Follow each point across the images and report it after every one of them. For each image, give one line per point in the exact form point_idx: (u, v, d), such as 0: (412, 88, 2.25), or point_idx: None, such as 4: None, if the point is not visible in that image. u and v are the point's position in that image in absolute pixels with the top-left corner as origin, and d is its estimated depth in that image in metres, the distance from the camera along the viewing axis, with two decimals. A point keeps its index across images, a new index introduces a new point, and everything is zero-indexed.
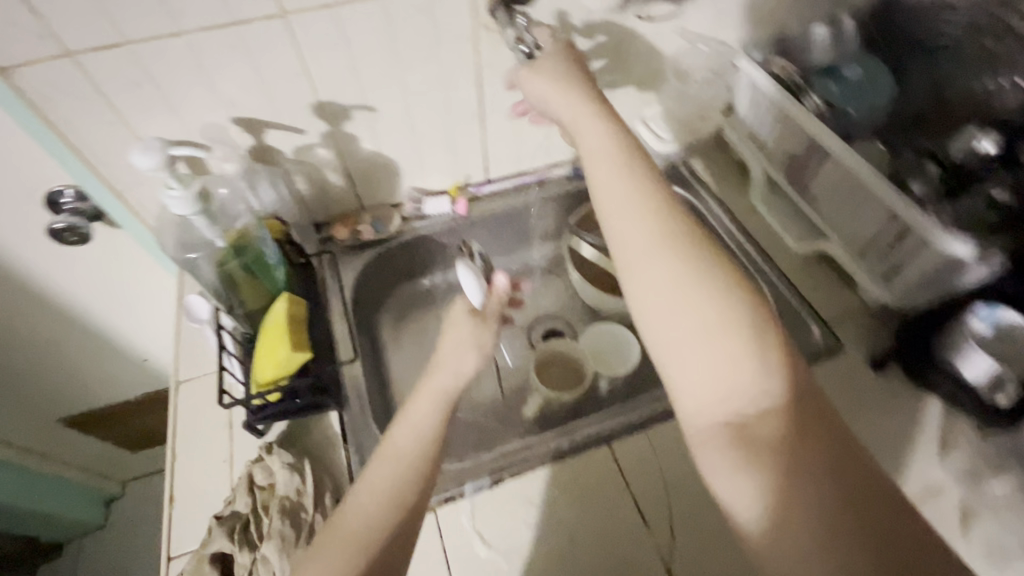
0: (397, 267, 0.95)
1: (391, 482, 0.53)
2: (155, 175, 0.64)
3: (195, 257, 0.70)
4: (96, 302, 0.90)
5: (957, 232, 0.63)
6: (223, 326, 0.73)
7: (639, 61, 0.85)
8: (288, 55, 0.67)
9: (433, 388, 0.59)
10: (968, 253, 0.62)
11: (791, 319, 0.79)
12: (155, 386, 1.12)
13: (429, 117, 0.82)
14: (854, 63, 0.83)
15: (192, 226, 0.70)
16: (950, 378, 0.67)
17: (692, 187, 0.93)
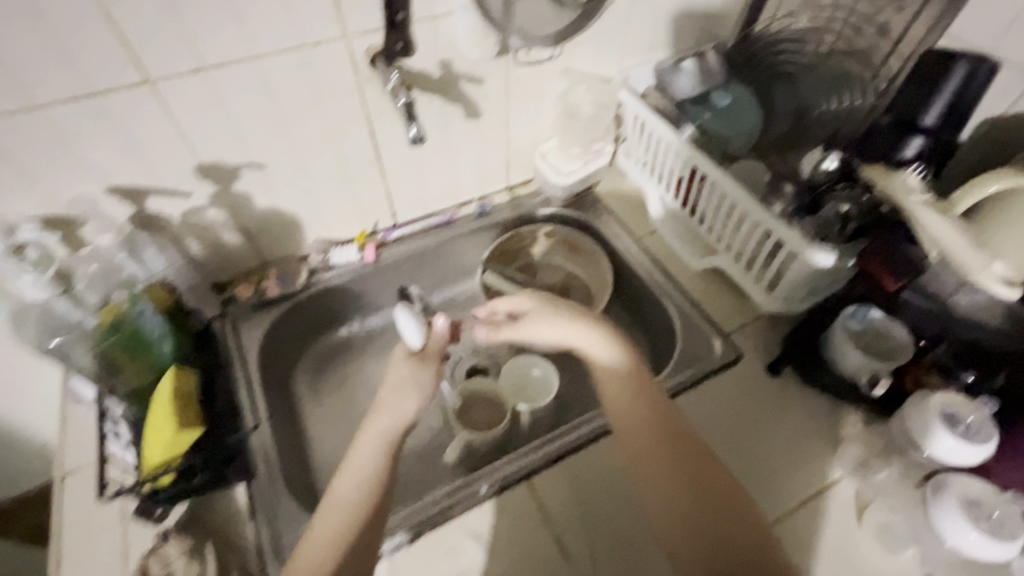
0: (311, 320, 0.93)
1: (342, 519, 0.60)
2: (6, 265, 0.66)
3: (58, 343, 0.69)
4: None
5: (819, 242, 0.66)
6: (106, 412, 0.69)
7: (528, 100, 0.89)
8: (159, 119, 0.65)
9: (375, 431, 0.68)
10: (830, 260, 0.65)
11: (695, 334, 0.83)
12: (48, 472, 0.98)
13: (324, 168, 0.82)
14: (724, 91, 0.89)
15: (53, 312, 0.70)
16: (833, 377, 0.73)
17: (598, 218, 0.99)
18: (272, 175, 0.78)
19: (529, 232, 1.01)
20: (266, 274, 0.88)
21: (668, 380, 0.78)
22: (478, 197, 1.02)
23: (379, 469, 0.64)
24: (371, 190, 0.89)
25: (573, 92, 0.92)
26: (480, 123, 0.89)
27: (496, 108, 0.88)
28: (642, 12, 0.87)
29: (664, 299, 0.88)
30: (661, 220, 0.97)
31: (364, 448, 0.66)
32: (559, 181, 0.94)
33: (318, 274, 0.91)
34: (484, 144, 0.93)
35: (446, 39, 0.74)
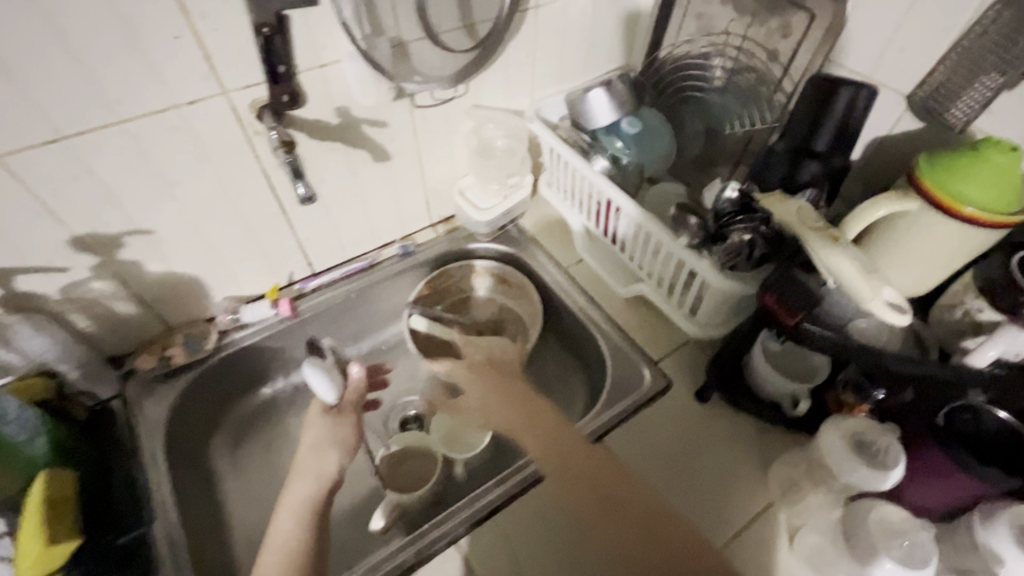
0: (226, 382, 0.87)
1: None
2: None
3: None
4: None
5: (728, 271, 0.67)
6: None
7: (439, 139, 0.87)
8: (17, 196, 0.59)
9: (292, 500, 0.68)
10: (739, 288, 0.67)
11: (623, 364, 0.83)
12: None
13: (222, 227, 0.77)
14: (635, 118, 0.90)
15: None
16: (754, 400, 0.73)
17: (522, 249, 0.98)
18: (163, 240, 0.73)
19: (455, 269, 0.99)
20: (171, 341, 0.82)
21: (598, 417, 0.76)
22: (400, 237, 0.98)
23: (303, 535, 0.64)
24: (281, 244, 0.85)
25: (485, 127, 0.91)
26: (391, 165, 0.86)
27: (405, 150, 0.85)
28: (546, 45, 0.87)
29: (592, 329, 0.88)
30: (586, 248, 0.96)
31: (285, 517, 0.66)
32: (481, 218, 0.92)
33: (229, 335, 0.86)
34: (398, 186, 0.90)
35: (339, 86, 0.71)
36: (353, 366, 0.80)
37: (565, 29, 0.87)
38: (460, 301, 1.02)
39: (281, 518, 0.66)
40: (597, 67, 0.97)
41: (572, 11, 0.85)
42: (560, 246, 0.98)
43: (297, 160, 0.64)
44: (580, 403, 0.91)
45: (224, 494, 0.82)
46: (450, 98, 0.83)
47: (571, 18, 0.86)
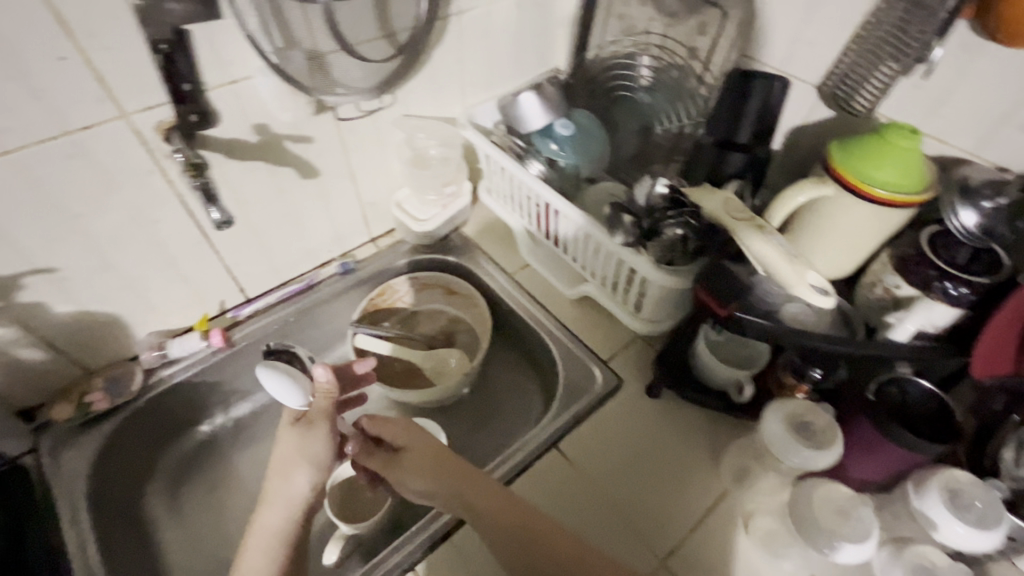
0: (158, 423, 0.82)
1: None
2: None
3: None
4: None
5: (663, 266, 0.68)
6: None
7: (370, 151, 0.85)
8: None
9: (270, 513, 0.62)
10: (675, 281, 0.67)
11: (574, 366, 0.83)
12: None
13: (137, 258, 0.72)
14: (569, 120, 0.90)
15: None
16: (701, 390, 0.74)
17: (465, 257, 0.97)
18: (70, 279, 0.67)
19: (400, 283, 0.96)
20: (90, 386, 0.76)
21: (552, 423, 0.76)
22: (339, 254, 0.95)
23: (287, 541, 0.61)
24: (207, 271, 0.80)
25: (418, 137, 0.89)
26: (321, 182, 0.83)
27: (335, 165, 0.82)
28: (472, 51, 0.86)
29: (541, 333, 0.87)
30: (530, 253, 0.95)
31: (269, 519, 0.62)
32: (420, 228, 0.90)
33: (157, 373, 0.80)
34: (331, 202, 0.87)
35: (254, 103, 0.68)
36: (317, 367, 0.65)
37: (491, 33, 0.86)
38: (407, 316, 1.00)
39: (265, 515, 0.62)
40: (528, 70, 0.97)
41: (496, 17, 0.84)
42: (505, 251, 0.97)
43: (208, 183, 0.61)
44: (536, 408, 0.90)
45: (165, 540, 0.77)
46: (376, 110, 0.81)
47: (495, 23, 0.85)
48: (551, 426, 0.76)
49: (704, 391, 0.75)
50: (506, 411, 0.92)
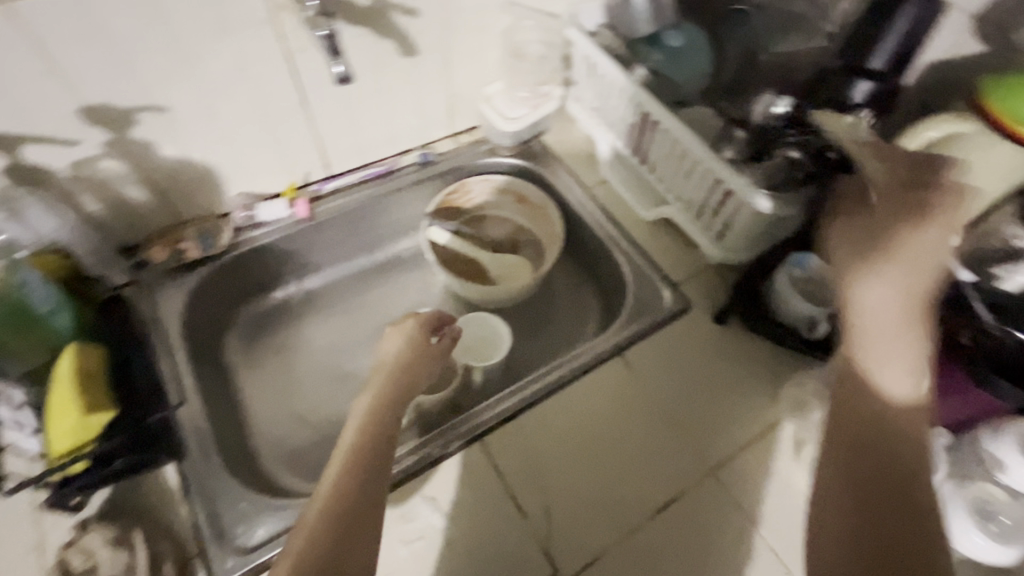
0: (238, 282, 0.85)
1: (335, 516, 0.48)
2: None
3: None
4: None
5: (762, 188, 0.68)
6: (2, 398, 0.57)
7: (471, 37, 0.82)
8: (28, 51, 0.55)
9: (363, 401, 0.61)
10: (770, 206, 0.67)
11: (645, 286, 0.83)
12: None
13: (239, 113, 0.72)
14: (676, 32, 0.85)
15: None
16: (771, 322, 0.75)
17: (544, 166, 0.96)
18: (179, 121, 0.68)
19: (475, 183, 0.95)
20: (182, 235, 0.78)
21: (616, 334, 0.78)
22: (420, 145, 0.95)
23: (383, 420, 0.58)
24: (299, 139, 0.80)
25: (520, 31, 0.85)
26: (418, 63, 0.81)
27: (436, 46, 0.80)
28: None
29: (611, 249, 0.88)
30: (610, 170, 0.94)
31: (359, 409, 0.60)
32: (507, 126, 0.89)
33: (244, 233, 0.82)
34: (422, 87, 0.85)
35: None
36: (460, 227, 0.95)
37: None
38: (473, 218, 0.99)
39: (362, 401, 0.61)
40: None
41: None
42: (585, 166, 0.96)
43: (333, 35, 0.58)
44: (593, 324, 0.92)
45: (238, 387, 0.83)
46: None
47: None
48: (613, 337, 0.77)
49: (773, 322, 0.75)
50: (563, 323, 0.93)
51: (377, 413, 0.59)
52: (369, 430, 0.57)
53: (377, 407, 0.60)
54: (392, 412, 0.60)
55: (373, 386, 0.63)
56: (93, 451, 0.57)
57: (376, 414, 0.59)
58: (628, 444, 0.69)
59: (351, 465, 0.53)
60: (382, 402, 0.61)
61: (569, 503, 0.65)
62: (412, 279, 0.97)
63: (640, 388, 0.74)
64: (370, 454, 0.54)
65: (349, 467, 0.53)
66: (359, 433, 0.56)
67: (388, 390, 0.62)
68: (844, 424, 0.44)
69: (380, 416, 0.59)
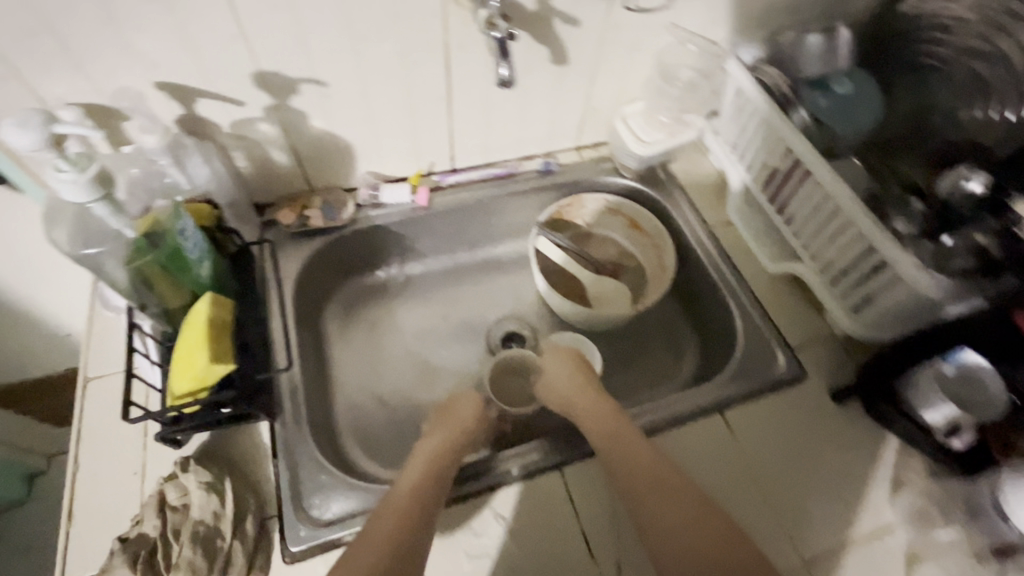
0: (349, 255, 0.87)
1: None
2: (37, 154, 0.46)
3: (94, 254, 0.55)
4: (18, 274, 0.86)
5: (931, 271, 0.62)
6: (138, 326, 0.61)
7: (624, 53, 0.79)
8: (224, 15, 0.58)
9: (421, 454, 0.64)
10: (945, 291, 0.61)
11: (758, 344, 0.77)
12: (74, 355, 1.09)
13: (388, 96, 0.73)
14: (845, 77, 0.79)
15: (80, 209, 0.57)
16: (904, 416, 0.66)
17: (667, 195, 0.91)
18: (334, 97, 0.70)
19: (591, 200, 0.92)
20: (310, 203, 0.81)
21: (718, 387, 0.73)
22: (545, 152, 0.93)
23: (433, 477, 0.61)
24: (434, 129, 0.81)
25: (676, 53, 0.81)
26: (566, 72, 0.79)
27: (588, 58, 0.78)
28: None
29: (726, 295, 0.82)
30: (736, 210, 0.88)
31: (419, 460, 0.63)
32: (638, 150, 0.85)
33: (364, 211, 0.84)
34: (562, 96, 0.83)
35: None
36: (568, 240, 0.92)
37: None
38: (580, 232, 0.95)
39: (423, 451, 0.64)
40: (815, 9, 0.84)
41: None
42: (711, 203, 0.91)
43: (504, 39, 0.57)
44: (688, 368, 0.86)
45: (330, 356, 0.85)
46: (653, 10, 0.74)
47: None
48: (711, 390, 0.72)
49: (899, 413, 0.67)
50: (654, 360, 0.88)
51: (433, 466, 0.62)
52: (422, 482, 0.59)
53: (435, 465, 0.62)
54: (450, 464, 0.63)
55: (433, 440, 0.66)
56: (206, 400, 0.57)
57: (433, 468, 0.62)
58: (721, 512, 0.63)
59: (398, 524, 0.55)
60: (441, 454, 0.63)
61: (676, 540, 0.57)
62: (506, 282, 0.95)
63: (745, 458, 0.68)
64: (425, 506, 0.57)
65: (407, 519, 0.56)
66: (415, 484, 0.59)
67: (445, 454, 0.64)
68: None
69: (433, 472, 0.61)
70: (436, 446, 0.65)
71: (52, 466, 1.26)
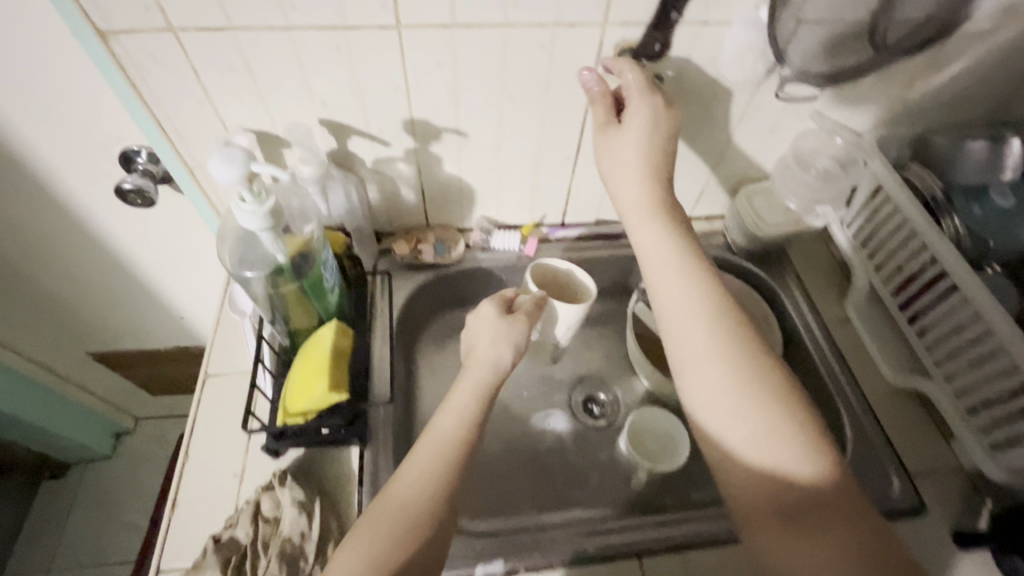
0: (450, 291, 0.89)
1: (403, 525, 0.51)
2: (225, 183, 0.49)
3: (251, 277, 0.55)
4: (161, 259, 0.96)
5: None
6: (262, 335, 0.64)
7: (760, 134, 0.77)
8: (392, 67, 0.62)
9: (446, 414, 0.59)
10: None
11: (870, 462, 0.70)
12: (184, 332, 1.21)
13: (518, 150, 0.76)
14: (1008, 188, 0.73)
15: (251, 239, 0.54)
16: None
17: (780, 280, 0.87)
18: (470, 145, 0.74)
19: None
20: (424, 237, 0.85)
21: None
22: None
23: (456, 451, 0.56)
24: (555, 185, 0.82)
25: (815, 140, 0.78)
26: (697, 147, 0.78)
27: (722, 136, 0.76)
28: (943, 71, 0.71)
29: (837, 399, 0.76)
30: (858, 309, 0.82)
31: (438, 427, 0.58)
32: (760, 231, 0.82)
33: (473, 253, 0.87)
34: (687, 170, 0.82)
35: (708, 49, 0.64)
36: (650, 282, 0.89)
37: (978, 58, 0.70)
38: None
39: (444, 420, 0.59)
40: (978, 114, 0.78)
41: (1000, 39, 0.68)
42: (828, 296, 0.85)
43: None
44: None
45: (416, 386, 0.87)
46: (803, 99, 0.71)
47: (992, 46, 0.69)
48: None
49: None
50: None
51: (448, 444, 0.56)
52: (438, 462, 0.55)
53: (455, 437, 0.57)
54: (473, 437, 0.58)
55: (455, 407, 0.60)
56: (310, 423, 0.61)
57: (466, 424, 0.58)
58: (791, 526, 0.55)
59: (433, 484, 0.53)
60: (463, 426, 0.58)
61: (739, 440, 0.53)
62: (596, 340, 0.93)
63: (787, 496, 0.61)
64: (440, 490, 0.53)
65: (424, 505, 0.52)
66: (430, 460, 0.55)
67: (479, 406, 0.60)
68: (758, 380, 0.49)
69: (448, 443, 0.56)
70: (460, 420, 0.58)
71: (141, 424, 1.45)
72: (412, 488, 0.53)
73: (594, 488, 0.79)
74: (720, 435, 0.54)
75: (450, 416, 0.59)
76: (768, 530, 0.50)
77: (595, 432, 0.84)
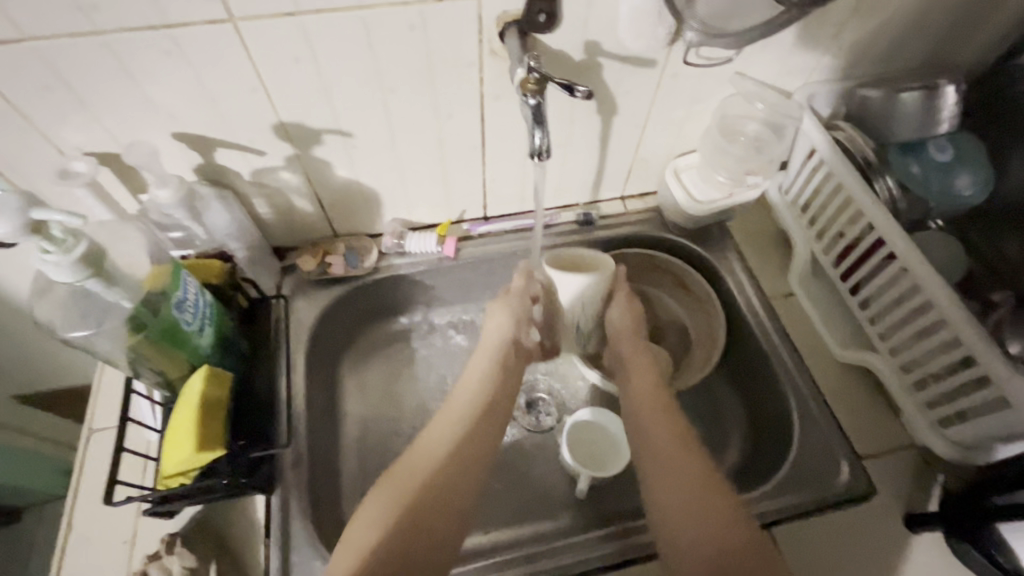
0: (369, 304, 0.80)
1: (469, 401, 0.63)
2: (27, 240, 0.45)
3: (84, 336, 0.49)
4: None
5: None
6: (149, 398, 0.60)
7: (682, 103, 0.70)
8: (242, 69, 0.54)
9: (429, 440, 0.58)
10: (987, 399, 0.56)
11: (818, 448, 0.66)
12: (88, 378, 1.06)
13: (417, 147, 0.68)
14: (945, 140, 0.70)
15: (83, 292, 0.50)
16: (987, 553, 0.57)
17: (723, 258, 0.80)
18: (360, 146, 0.65)
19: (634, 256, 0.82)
20: (332, 248, 0.76)
21: (762, 501, 0.63)
22: (588, 201, 0.84)
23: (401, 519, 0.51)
24: (465, 179, 0.74)
25: (740, 105, 0.71)
26: (615, 123, 0.70)
27: (639, 108, 0.69)
28: (868, 18, 0.64)
29: (784, 381, 0.70)
30: (802, 281, 0.77)
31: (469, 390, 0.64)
32: (693, 210, 0.75)
33: (388, 259, 0.78)
34: (609, 149, 0.74)
35: (603, 15, 0.56)
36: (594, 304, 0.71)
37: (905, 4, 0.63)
38: None
39: (429, 439, 0.59)
40: (907, 64, 0.73)
41: None
42: (771, 269, 0.80)
43: (544, 104, 0.54)
44: (733, 456, 0.75)
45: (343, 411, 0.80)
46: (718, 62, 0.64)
47: None
48: (760, 501, 0.63)
49: (982, 552, 0.57)
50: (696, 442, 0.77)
51: (369, 545, 0.50)
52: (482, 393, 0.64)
53: (447, 447, 0.57)
54: (498, 394, 0.65)
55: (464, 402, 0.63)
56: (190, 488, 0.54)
57: (486, 378, 0.65)
58: (671, 481, 0.56)
59: (483, 392, 0.64)
60: (481, 388, 0.64)
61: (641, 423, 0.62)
62: None
63: (688, 464, 0.56)
64: (480, 408, 0.63)
65: (486, 392, 0.64)
66: (474, 389, 0.64)
67: (495, 370, 0.66)
68: (643, 396, 0.64)
69: (428, 464, 0.56)
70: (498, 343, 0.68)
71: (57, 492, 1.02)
72: (432, 450, 0.57)
73: (536, 501, 0.73)
74: (633, 424, 0.63)
75: (370, 519, 0.52)
76: (676, 509, 0.54)
77: (538, 439, 0.79)
